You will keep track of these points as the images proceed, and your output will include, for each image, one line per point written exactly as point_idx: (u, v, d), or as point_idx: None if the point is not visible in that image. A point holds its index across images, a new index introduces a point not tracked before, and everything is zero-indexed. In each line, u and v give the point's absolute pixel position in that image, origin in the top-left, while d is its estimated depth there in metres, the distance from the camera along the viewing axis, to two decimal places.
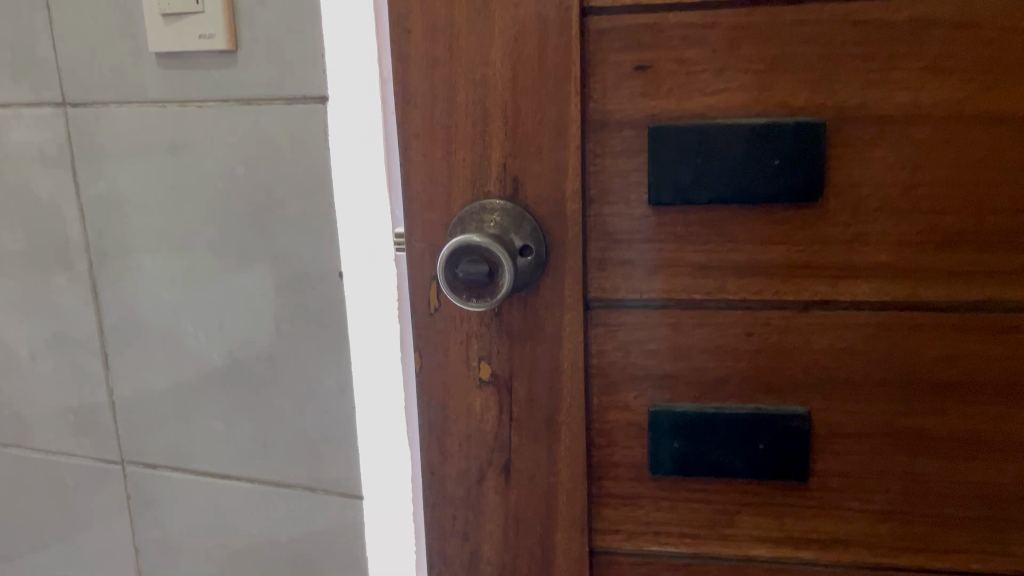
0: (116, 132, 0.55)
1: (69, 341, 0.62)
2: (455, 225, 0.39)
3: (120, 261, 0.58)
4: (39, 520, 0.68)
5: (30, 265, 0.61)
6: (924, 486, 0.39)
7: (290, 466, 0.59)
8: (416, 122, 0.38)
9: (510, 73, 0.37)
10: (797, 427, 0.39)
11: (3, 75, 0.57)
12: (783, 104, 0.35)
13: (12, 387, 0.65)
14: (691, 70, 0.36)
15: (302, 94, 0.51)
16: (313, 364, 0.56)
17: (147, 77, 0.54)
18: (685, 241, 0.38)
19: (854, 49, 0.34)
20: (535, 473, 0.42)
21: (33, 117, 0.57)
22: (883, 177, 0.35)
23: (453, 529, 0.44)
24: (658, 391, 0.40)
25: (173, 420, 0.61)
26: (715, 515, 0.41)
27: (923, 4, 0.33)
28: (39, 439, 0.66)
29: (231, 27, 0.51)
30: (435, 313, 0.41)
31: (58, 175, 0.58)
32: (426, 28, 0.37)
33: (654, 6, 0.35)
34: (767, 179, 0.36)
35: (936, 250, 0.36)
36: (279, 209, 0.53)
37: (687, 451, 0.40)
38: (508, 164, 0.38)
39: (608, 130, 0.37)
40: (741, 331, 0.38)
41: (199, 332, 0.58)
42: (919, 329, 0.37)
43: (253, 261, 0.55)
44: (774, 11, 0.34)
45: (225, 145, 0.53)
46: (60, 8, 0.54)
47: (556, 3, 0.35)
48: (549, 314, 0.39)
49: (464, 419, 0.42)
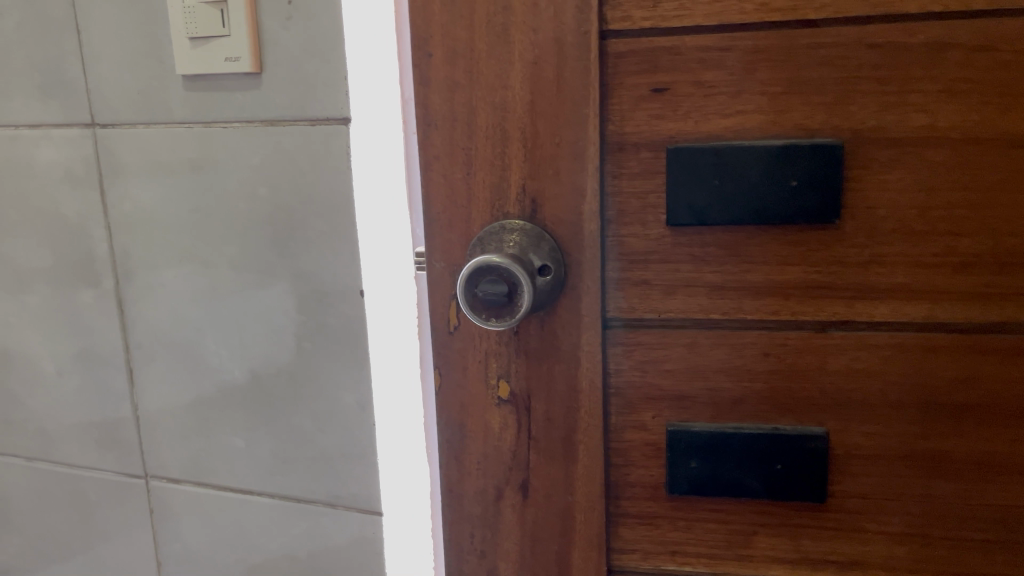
0: (142, 152, 0.57)
1: (94, 357, 0.63)
2: (475, 246, 0.39)
3: (145, 278, 0.59)
4: (63, 533, 0.69)
5: (58, 282, 0.62)
6: (942, 509, 0.38)
7: (309, 482, 0.59)
8: (437, 144, 0.39)
9: (529, 96, 0.37)
10: (815, 448, 0.39)
11: (33, 96, 0.58)
12: (800, 126, 0.36)
13: (38, 401, 0.66)
14: (708, 92, 0.36)
15: (325, 116, 0.52)
16: (333, 381, 0.56)
17: (173, 98, 0.55)
18: (702, 262, 0.38)
19: (870, 71, 0.34)
20: (552, 492, 0.42)
21: (62, 137, 0.58)
22: (900, 199, 0.35)
23: (470, 547, 0.44)
24: (675, 410, 0.40)
25: (194, 435, 0.61)
26: (732, 535, 0.41)
27: (939, 27, 0.34)
28: (63, 453, 0.67)
29: (256, 50, 0.52)
30: (454, 331, 0.41)
31: (87, 194, 0.59)
32: (446, 52, 0.38)
33: (671, 30, 0.36)
34: (784, 201, 0.36)
35: (953, 272, 0.36)
36: (301, 228, 0.54)
37: (704, 471, 0.40)
38: (526, 186, 0.38)
39: (626, 152, 0.38)
40: (757, 351, 0.38)
41: (220, 349, 0.59)
42: (937, 350, 0.37)
43: (275, 279, 0.56)
44: (791, 34, 0.35)
45: (249, 165, 0.54)
46: (91, 31, 0.55)
47: (575, 28, 0.36)
48: (567, 334, 0.39)
49: (482, 437, 0.42)
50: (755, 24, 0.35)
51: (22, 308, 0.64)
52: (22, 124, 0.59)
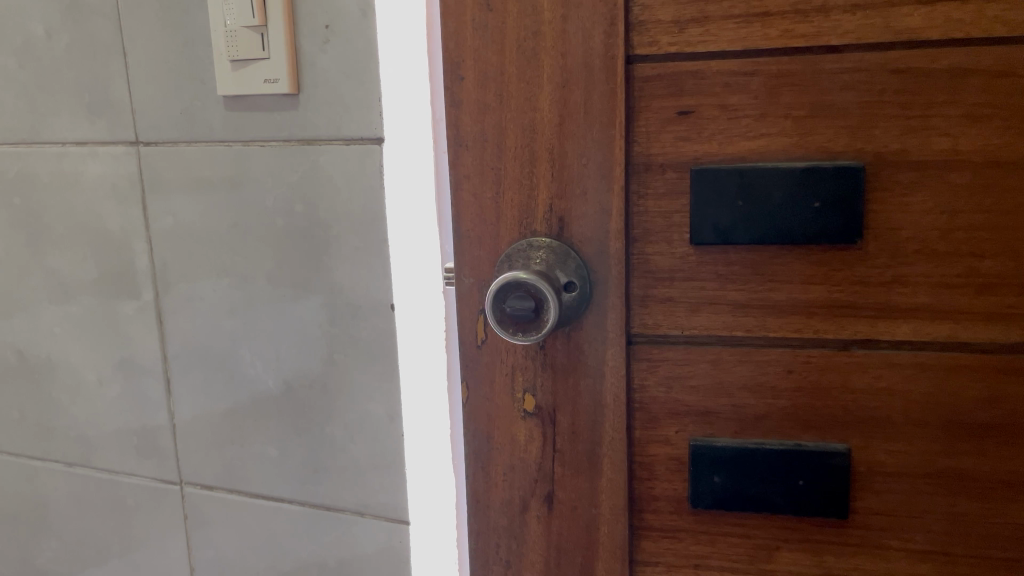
0: (183, 169, 0.58)
1: (134, 366, 0.65)
2: (502, 263, 0.40)
3: (183, 291, 0.61)
4: (100, 538, 0.71)
5: (101, 293, 0.64)
6: (965, 528, 0.39)
7: (339, 491, 0.60)
8: (467, 164, 0.40)
9: (558, 119, 0.38)
10: (837, 464, 0.39)
11: (80, 114, 0.60)
12: (823, 149, 0.36)
13: (79, 409, 0.68)
14: (733, 115, 0.37)
15: (359, 135, 0.53)
16: (364, 392, 0.58)
17: (214, 117, 0.57)
18: (726, 280, 0.39)
19: (893, 96, 0.35)
20: (577, 504, 0.43)
21: (107, 154, 0.60)
22: (921, 221, 0.36)
23: (496, 557, 0.45)
24: (698, 426, 0.41)
25: (228, 444, 0.63)
26: (755, 549, 0.42)
27: (960, 54, 0.34)
28: (102, 459, 0.69)
29: (294, 71, 0.53)
30: (481, 345, 0.42)
31: (130, 210, 0.61)
32: (477, 75, 0.39)
33: (697, 55, 0.37)
34: (806, 221, 0.37)
35: (976, 292, 0.36)
36: (335, 243, 0.56)
37: (727, 486, 0.41)
38: (554, 205, 0.39)
39: (652, 173, 0.39)
40: (781, 368, 0.39)
41: (256, 360, 0.60)
42: (959, 370, 0.37)
43: (308, 292, 0.57)
44: (814, 60, 0.36)
45: (286, 183, 0.56)
46: (136, 52, 0.57)
47: (603, 53, 0.37)
48: (592, 349, 0.40)
49: (509, 449, 0.43)
50: (779, 49, 0.36)
51: (66, 319, 0.66)
52: (69, 142, 0.62)
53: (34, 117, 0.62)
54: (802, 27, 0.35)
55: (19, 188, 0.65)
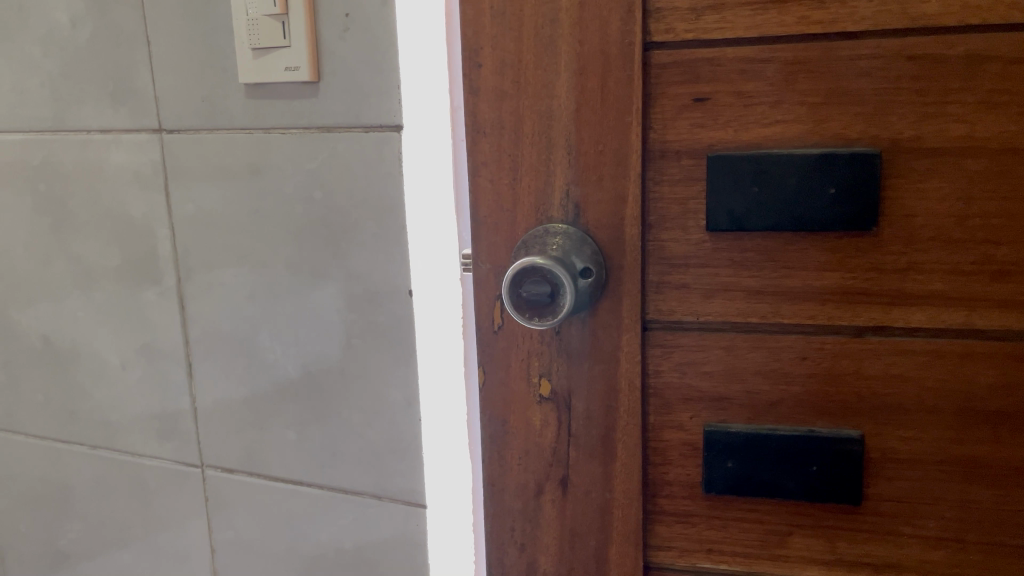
0: (204, 156, 0.59)
1: (156, 351, 0.66)
2: (520, 248, 0.41)
3: (205, 277, 0.62)
4: (122, 520, 0.73)
5: (124, 279, 0.65)
6: (978, 515, 0.39)
7: (357, 474, 0.61)
8: (485, 151, 0.41)
9: (574, 106, 0.39)
10: (850, 450, 0.39)
11: (104, 102, 0.61)
12: (839, 136, 0.36)
13: (103, 393, 0.69)
14: (749, 102, 0.37)
15: (378, 123, 0.54)
16: (381, 377, 0.58)
17: (235, 104, 0.57)
18: (740, 266, 0.39)
19: (909, 82, 0.35)
20: (591, 488, 0.43)
21: (132, 142, 0.62)
22: (937, 208, 0.36)
23: (511, 540, 0.45)
24: (712, 411, 0.41)
25: (249, 428, 0.64)
26: (767, 535, 0.42)
27: (976, 40, 0.34)
28: (125, 442, 0.70)
29: (314, 59, 0.54)
30: (498, 330, 0.43)
31: (153, 197, 0.62)
32: (495, 63, 0.39)
33: (713, 42, 0.37)
34: (821, 208, 0.37)
35: (991, 279, 0.36)
36: (354, 230, 0.56)
37: (740, 471, 0.41)
38: (570, 191, 0.40)
39: (667, 159, 0.39)
40: (794, 355, 0.39)
41: (275, 345, 0.61)
42: (972, 357, 0.37)
43: (327, 278, 0.58)
44: (831, 46, 0.36)
45: (306, 170, 0.57)
46: (159, 41, 0.58)
47: (620, 39, 0.37)
48: (607, 335, 0.41)
49: (524, 434, 0.44)
50: (796, 36, 0.36)
51: (90, 304, 0.67)
52: (94, 129, 0.63)
53: (58, 105, 0.63)
54: (819, 14, 0.35)
55: (44, 175, 0.66)
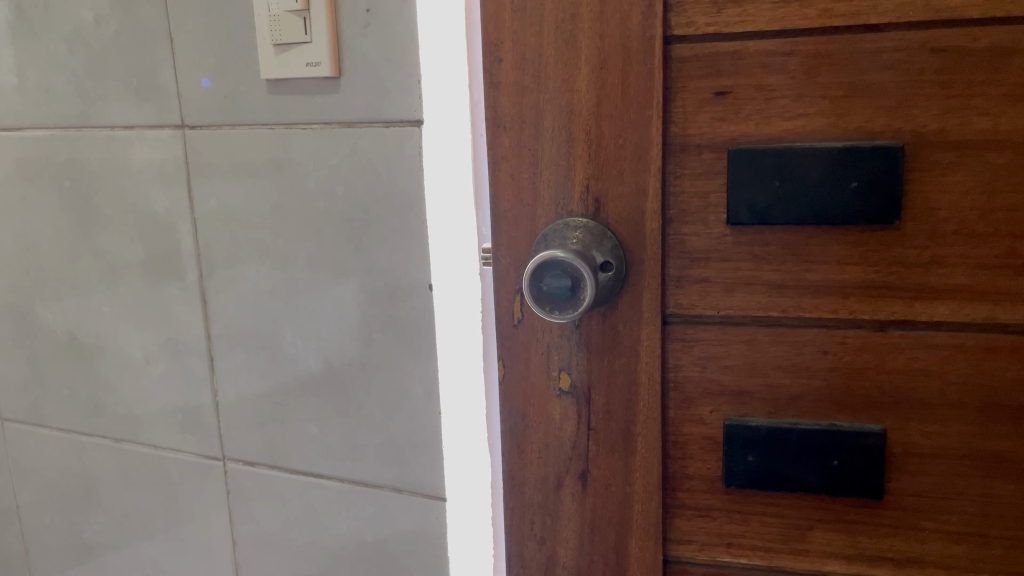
0: (227, 152, 0.60)
1: (179, 345, 0.66)
2: (540, 242, 0.41)
3: (226, 272, 0.63)
4: (145, 512, 0.73)
5: (148, 274, 0.66)
6: (1000, 509, 0.39)
7: (378, 468, 0.62)
8: (505, 145, 0.41)
9: (594, 100, 0.39)
10: (872, 444, 0.39)
11: (128, 98, 0.62)
12: (862, 130, 0.36)
13: (127, 387, 0.70)
14: (771, 96, 0.37)
15: (399, 118, 0.54)
16: (401, 371, 0.59)
17: (257, 100, 0.58)
18: (762, 260, 0.39)
19: (933, 75, 0.35)
20: (611, 482, 0.43)
21: (155, 138, 0.62)
22: (961, 201, 0.36)
23: (530, 533, 0.46)
24: (733, 405, 0.41)
25: (270, 422, 0.64)
26: (788, 530, 0.42)
27: (1001, 32, 0.34)
28: (149, 435, 0.71)
29: (335, 54, 0.54)
30: (518, 324, 0.43)
31: (176, 193, 0.63)
32: (516, 57, 0.39)
33: (734, 35, 0.37)
34: (843, 201, 0.37)
35: (1014, 273, 0.36)
36: (374, 225, 0.57)
37: (761, 465, 0.41)
38: (590, 185, 0.40)
39: (688, 153, 0.39)
40: (816, 349, 0.39)
41: (297, 340, 0.61)
42: (996, 351, 0.37)
43: (349, 274, 0.58)
44: (854, 39, 0.36)
45: (327, 165, 0.57)
46: (182, 37, 0.59)
47: (640, 33, 0.37)
48: (627, 329, 0.41)
49: (544, 427, 0.44)
50: (818, 29, 0.36)
51: (114, 300, 0.68)
52: (118, 126, 0.63)
53: (83, 102, 0.64)
54: (842, 7, 0.35)
55: (69, 171, 0.66)
